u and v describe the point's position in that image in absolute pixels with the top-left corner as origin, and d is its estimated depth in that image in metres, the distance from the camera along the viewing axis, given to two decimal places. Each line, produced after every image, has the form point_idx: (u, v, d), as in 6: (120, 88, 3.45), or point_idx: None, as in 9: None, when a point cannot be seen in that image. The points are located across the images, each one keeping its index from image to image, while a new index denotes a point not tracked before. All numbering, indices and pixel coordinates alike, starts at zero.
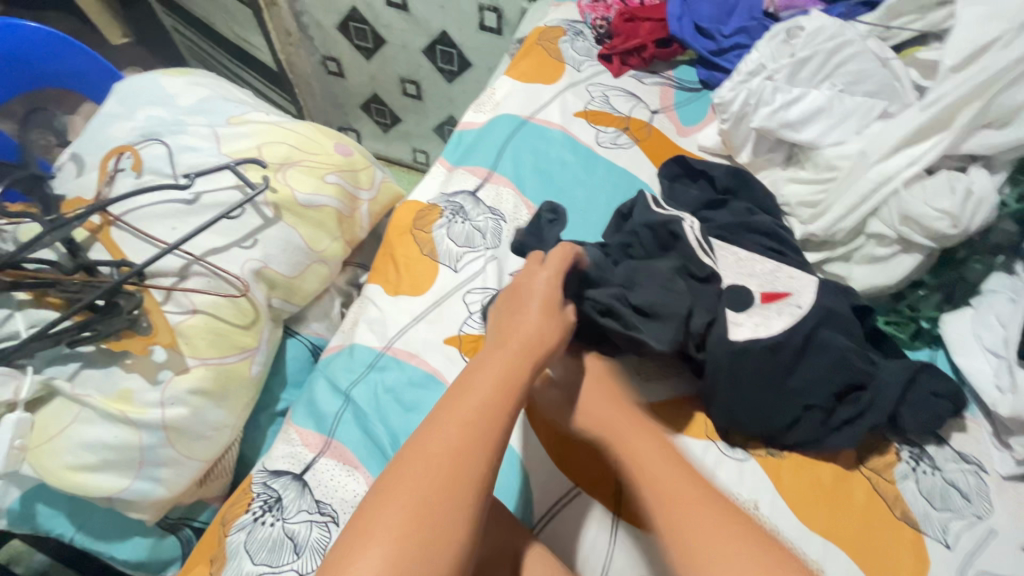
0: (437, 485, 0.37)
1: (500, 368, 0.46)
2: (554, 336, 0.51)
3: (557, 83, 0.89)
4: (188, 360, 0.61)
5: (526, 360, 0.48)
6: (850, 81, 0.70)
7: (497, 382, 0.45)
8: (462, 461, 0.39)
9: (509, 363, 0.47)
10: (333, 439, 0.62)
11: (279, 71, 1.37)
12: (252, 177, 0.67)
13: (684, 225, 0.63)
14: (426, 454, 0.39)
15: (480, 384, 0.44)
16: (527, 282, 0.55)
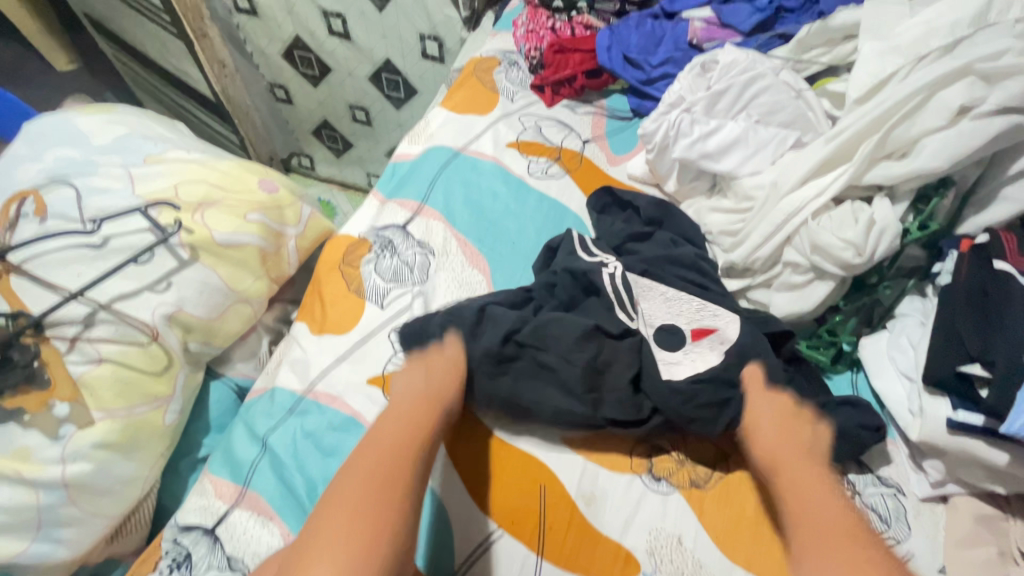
0: (366, 491, 0.49)
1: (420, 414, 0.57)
2: (454, 388, 0.60)
3: (490, 114, 0.89)
4: (93, 413, 0.58)
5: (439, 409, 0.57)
6: (765, 112, 0.72)
7: (400, 435, 0.55)
8: (381, 486, 0.50)
9: (409, 428, 0.55)
10: (248, 490, 0.59)
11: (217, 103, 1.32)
12: (164, 220, 0.65)
13: (604, 276, 0.66)
14: (359, 481, 0.50)
15: (383, 439, 0.54)
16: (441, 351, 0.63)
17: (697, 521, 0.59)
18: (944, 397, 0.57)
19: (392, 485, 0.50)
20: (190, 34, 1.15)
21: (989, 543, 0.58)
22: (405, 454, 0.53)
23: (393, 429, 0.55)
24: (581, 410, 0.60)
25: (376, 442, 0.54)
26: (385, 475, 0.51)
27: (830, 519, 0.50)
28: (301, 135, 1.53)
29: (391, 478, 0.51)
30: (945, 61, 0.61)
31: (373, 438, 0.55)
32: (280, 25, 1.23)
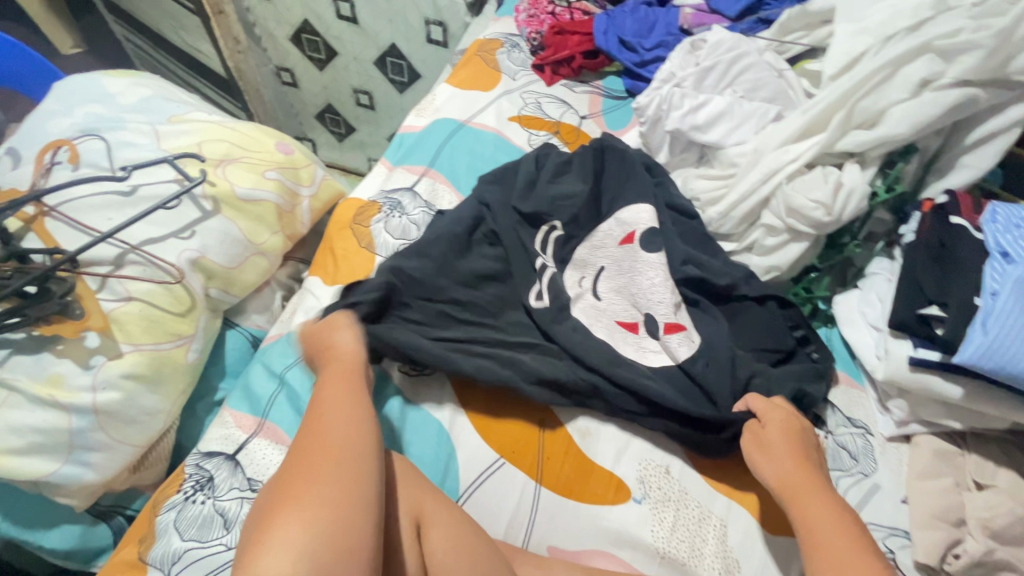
0: (316, 455, 0.45)
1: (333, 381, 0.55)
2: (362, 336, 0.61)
3: (493, 90, 0.95)
4: (122, 346, 0.62)
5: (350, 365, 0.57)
6: (749, 88, 0.78)
7: (351, 358, 0.58)
8: (326, 422, 0.49)
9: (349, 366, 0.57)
10: (266, 421, 0.63)
11: (228, 78, 1.36)
12: (190, 172, 0.70)
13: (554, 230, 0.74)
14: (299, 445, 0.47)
15: (331, 387, 0.54)
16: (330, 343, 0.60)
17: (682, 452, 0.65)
18: (907, 338, 0.63)
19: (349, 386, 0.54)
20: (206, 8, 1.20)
21: (946, 475, 0.63)
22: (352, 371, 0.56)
23: (336, 383, 0.55)
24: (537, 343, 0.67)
25: (329, 388, 0.54)
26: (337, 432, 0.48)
27: (828, 536, 0.50)
28: (305, 119, 1.58)
29: (350, 381, 0.55)
30: (909, 40, 0.67)
31: (315, 412, 0.51)
32: (289, 9, 1.27)
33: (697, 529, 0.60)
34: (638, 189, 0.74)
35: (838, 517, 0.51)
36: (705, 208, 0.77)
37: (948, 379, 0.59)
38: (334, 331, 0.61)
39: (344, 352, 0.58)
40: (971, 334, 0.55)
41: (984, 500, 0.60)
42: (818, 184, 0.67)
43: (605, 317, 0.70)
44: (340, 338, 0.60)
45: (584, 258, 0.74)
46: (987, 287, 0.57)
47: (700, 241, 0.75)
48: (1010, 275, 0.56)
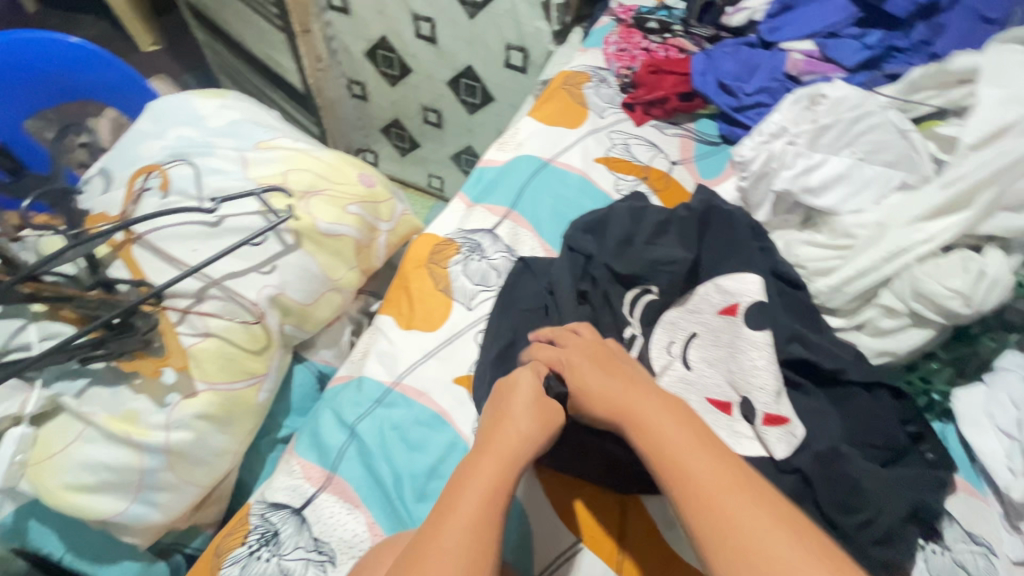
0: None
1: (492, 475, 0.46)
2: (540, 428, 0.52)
3: (579, 128, 0.90)
4: (197, 384, 0.60)
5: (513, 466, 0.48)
6: (870, 150, 0.71)
7: (519, 442, 0.49)
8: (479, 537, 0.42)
9: (514, 449, 0.49)
10: (335, 475, 0.60)
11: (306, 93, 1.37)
12: (277, 205, 0.68)
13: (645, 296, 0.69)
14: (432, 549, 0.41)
15: (491, 467, 0.47)
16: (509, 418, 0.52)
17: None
18: None
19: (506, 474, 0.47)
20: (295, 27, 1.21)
21: None
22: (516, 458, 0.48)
23: (494, 464, 0.47)
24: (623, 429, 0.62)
25: (484, 470, 0.46)
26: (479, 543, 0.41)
27: (674, 444, 0.44)
28: (370, 131, 1.57)
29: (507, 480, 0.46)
30: None
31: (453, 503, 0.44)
32: (369, 25, 1.26)
33: None
34: (742, 257, 0.68)
35: (701, 436, 0.45)
36: (811, 277, 0.71)
37: None
38: (509, 395, 0.54)
39: (516, 430, 0.50)
40: None
41: None
42: (954, 270, 0.60)
43: (695, 392, 0.64)
44: (512, 409, 0.52)
45: (674, 320, 0.69)
46: None
47: (805, 315, 0.68)
48: None
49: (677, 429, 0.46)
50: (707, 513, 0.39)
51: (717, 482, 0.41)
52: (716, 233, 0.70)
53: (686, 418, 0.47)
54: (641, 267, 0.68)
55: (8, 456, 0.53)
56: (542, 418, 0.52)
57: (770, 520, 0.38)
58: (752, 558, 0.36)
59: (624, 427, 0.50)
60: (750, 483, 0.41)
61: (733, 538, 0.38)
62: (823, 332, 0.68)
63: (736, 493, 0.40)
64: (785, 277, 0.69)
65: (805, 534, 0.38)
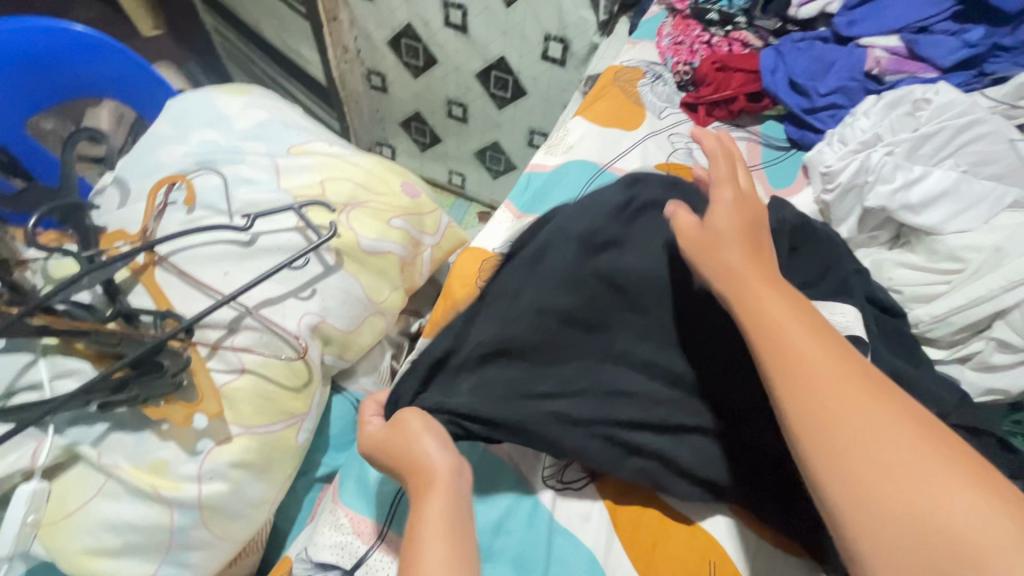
0: None
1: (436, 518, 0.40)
2: (433, 427, 0.47)
3: (636, 130, 0.82)
4: (231, 428, 0.53)
5: (445, 487, 0.43)
6: (975, 162, 0.64)
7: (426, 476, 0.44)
8: None
9: (435, 482, 0.43)
10: (389, 531, 0.54)
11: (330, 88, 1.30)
12: (316, 220, 0.60)
13: None
14: None
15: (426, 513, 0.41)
16: (405, 441, 0.47)
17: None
18: None
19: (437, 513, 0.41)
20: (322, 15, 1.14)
21: None
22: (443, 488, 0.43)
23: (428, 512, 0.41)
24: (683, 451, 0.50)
25: (427, 519, 0.40)
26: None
27: (786, 318, 0.39)
28: (389, 125, 1.48)
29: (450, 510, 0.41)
30: None
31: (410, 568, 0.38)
32: (393, 12, 1.17)
33: None
34: (837, 284, 0.60)
35: (839, 351, 0.38)
36: (909, 304, 0.64)
37: None
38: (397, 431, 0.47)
39: (429, 460, 0.45)
40: None
41: None
42: None
43: None
44: (404, 446, 0.47)
45: None
46: None
47: (904, 347, 0.61)
48: None
49: (805, 316, 0.40)
50: (838, 422, 0.34)
51: (843, 375, 0.35)
52: (806, 255, 0.62)
53: (800, 300, 0.41)
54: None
55: (18, 518, 0.46)
56: (428, 424, 0.47)
57: (917, 443, 0.32)
58: (889, 471, 0.32)
59: (733, 297, 0.43)
60: (895, 401, 0.35)
61: (860, 447, 0.33)
62: (924, 367, 0.61)
63: (882, 412, 0.34)
64: (881, 304, 0.62)
65: (968, 465, 0.31)
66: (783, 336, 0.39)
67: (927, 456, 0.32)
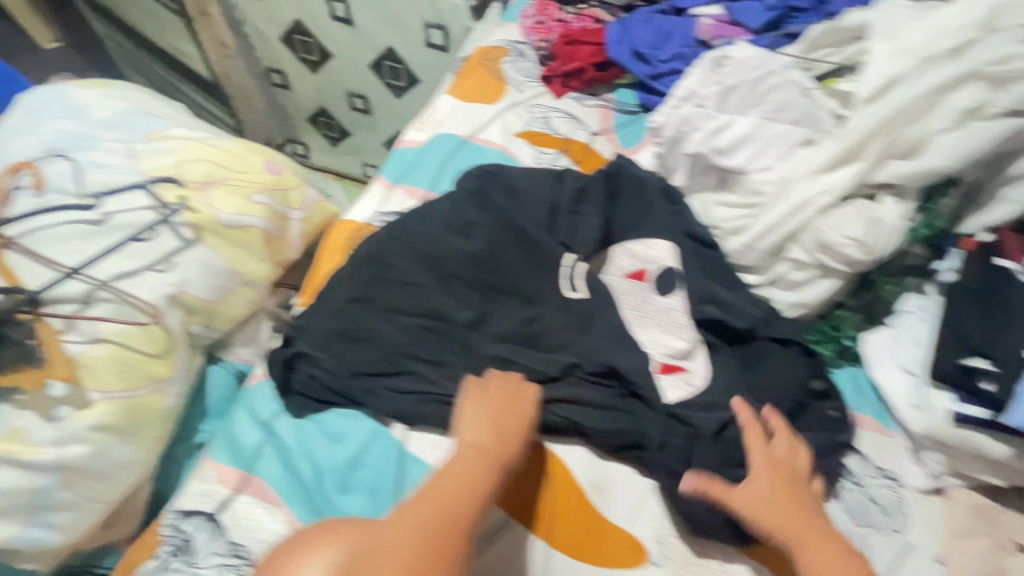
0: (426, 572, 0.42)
1: (466, 475, 0.50)
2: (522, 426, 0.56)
3: (498, 103, 0.89)
4: (90, 394, 0.56)
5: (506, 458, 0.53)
6: (776, 109, 0.73)
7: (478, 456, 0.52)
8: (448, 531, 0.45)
9: (479, 462, 0.51)
10: (252, 475, 0.58)
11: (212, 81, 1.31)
12: (167, 197, 0.64)
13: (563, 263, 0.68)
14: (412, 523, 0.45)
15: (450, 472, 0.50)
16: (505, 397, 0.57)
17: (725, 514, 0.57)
18: (948, 390, 0.58)
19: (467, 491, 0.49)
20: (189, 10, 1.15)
21: (985, 534, 0.59)
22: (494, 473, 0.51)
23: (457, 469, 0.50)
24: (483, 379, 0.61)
25: (474, 478, 0.50)
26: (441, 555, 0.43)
27: (798, 526, 0.52)
28: (297, 122, 1.51)
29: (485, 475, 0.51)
30: (954, 65, 0.61)
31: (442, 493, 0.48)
32: (281, 8, 1.20)
33: None
34: (653, 222, 0.70)
35: (786, 495, 0.53)
36: (726, 238, 0.72)
37: (994, 436, 0.55)
38: (529, 409, 0.57)
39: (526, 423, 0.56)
40: None
41: None
42: (852, 219, 0.62)
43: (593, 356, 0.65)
44: (474, 416, 0.55)
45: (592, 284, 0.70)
46: None
47: (721, 274, 0.69)
48: None
49: (800, 514, 0.52)
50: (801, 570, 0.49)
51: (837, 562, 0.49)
52: (635, 203, 0.72)
53: (795, 489, 0.54)
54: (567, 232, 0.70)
55: None
56: (518, 414, 0.56)
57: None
58: None
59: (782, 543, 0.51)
60: (841, 549, 0.51)
61: None
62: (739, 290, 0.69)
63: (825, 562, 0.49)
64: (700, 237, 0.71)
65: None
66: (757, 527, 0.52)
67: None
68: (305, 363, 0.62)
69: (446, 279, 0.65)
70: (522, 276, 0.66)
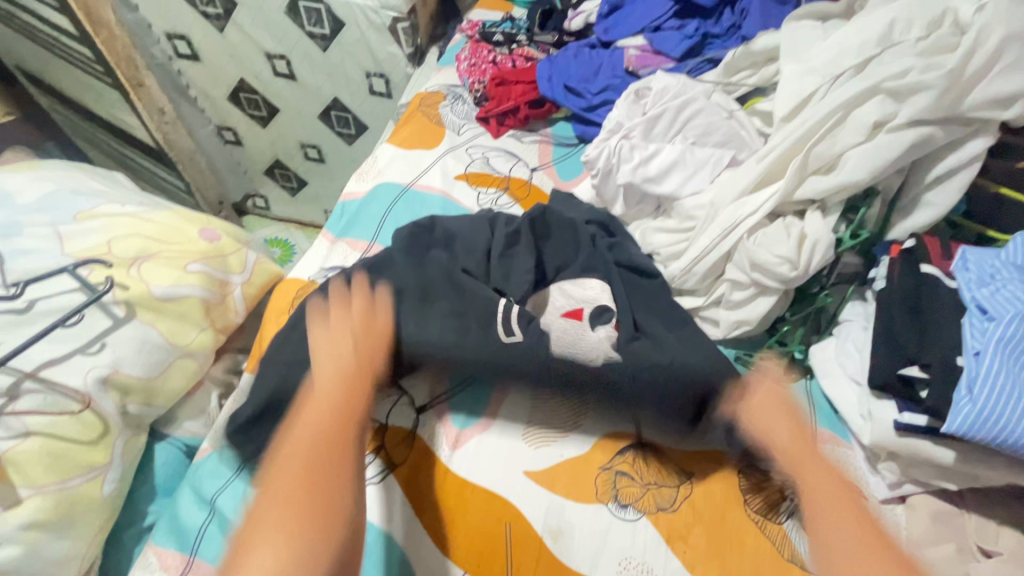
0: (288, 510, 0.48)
1: (316, 415, 0.54)
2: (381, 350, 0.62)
3: (436, 147, 0.90)
4: (20, 492, 0.54)
5: (356, 368, 0.59)
6: (700, 133, 0.75)
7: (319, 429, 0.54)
8: (311, 471, 0.50)
9: (342, 392, 0.57)
10: (196, 558, 0.56)
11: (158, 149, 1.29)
12: (96, 278, 0.63)
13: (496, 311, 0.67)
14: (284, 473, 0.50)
15: (291, 464, 0.51)
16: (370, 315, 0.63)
17: (654, 528, 0.59)
18: (890, 399, 0.58)
19: (317, 474, 0.50)
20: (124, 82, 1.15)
21: (948, 539, 0.59)
22: (341, 434, 0.53)
23: (293, 461, 0.51)
24: None
25: (316, 410, 0.55)
26: (315, 482, 0.50)
27: (827, 493, 0.52)
28: (254, 176, 1.51)
29: (351, 389, 0.57)
30: (856, 82, 0.63)
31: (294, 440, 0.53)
32: (224, 70, 1.22)
33: None
34: (585, 259, 0.72)
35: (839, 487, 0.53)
36: (667, 264, 0.73)
37: (938, 442, 0.55)
38: (381, 329, 0.63)
39: (377, 327, 0.63)
40: (958, 400, 0.50)
41: (992, 569, 0.56)
42: (779, 237, 0.63)
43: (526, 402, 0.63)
44: (325, 339, 0.62)
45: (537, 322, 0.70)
46: (970, 347, 0.52)
47: (661, 299, 0.70)
48: (994, 337, 0.50)
49: (836, 479, 0.54)
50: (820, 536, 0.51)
51: (851, 527, 0.50)
52: (567, 242, 0.74)
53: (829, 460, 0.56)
54: (498, 279, 0.69)
55: None
56: (365, 325, 0.62)
57: (868, 550, 0.47)
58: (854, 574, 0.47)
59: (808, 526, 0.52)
60: (860, 519, 0.50)
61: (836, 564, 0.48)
62: (685, 324, 0.67)
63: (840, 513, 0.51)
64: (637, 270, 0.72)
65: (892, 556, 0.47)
66: (817, 511, 0.52)
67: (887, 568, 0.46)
68: (244, 440, 0.62)
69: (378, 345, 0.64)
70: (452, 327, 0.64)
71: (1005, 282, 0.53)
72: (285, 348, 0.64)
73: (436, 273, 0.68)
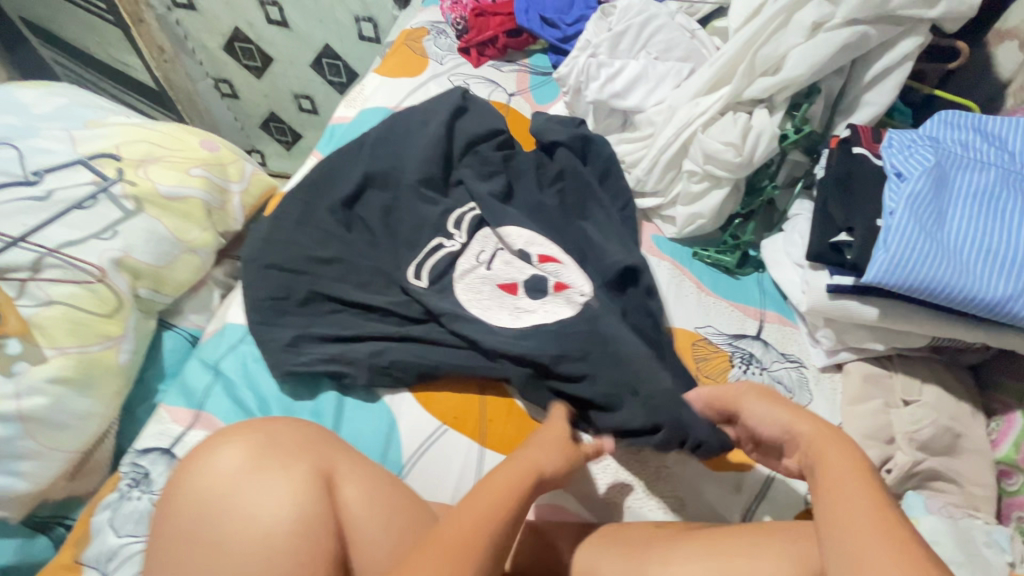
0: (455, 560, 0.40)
1: (488, 496, 0.45)
2: (563, 457, 0.53)
3: (420, 76, 0.96)
4: (46, 351, 0.60)
5: (528, 485, 0.48)
6: (662, 49, 0.81)
7: (306, 430, 0.45)
8: None
9: (521, 472, 0.49)
10: (203, 412, 0.63)
11: (158, 88, 1.38)
12: (108, 171, 0.70)
13: (466, 214, 0.76)
14: (434, 550, 0.40)
15: (450, 527, 0.42)
16: (546, 463, 0.52)
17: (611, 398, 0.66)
18: (825, 268, 0.65)
19: (464, 558, 0.40)
20: (125, 17, 1.23)
21: (876, 397, 0.65)
22: (518, 483, 0.48)
23: (454, 524, 0.42)
24: (388, 326, 0.68)
25: (472, 495, 0.46)
26: (471, 538, 0.42)
27: (846, 483, 0.43)
28: (251, 130, 1.57)
29: (514, 487, 0.47)
30: None
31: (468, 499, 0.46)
32: (218, 18, 1.27)
33: (642, 471, 0.61)
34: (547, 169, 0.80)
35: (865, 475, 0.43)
36: (631, 168, 0.80)
37: (863, 300, 0.61)
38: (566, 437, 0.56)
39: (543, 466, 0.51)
40: (875, 254, 0.55)
41: (911, 414, 0.63)
42: (728, 127, 0.70)
43: (489, 284, 0.70)
44: (536, 443, 0.53)
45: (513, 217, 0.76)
46: (887, 208, 0.58)
47: (620, 194, 0.77)
48: (904, 194, 0.57)
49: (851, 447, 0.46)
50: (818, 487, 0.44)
51: (863, 494, 0.41)
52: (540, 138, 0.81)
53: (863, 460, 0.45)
54: (466, 199, 0.78)
55: None
56: (562, 448, 0.54)
57: (865, 495, 0.41)
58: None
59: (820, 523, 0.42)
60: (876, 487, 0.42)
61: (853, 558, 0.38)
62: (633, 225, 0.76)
63: (860, 494, 0.41)
64: (602, 176, 0.79)
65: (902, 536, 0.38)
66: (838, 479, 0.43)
67: (869, 496, 0.41)
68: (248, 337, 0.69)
69: (354, 243, 0.74)
70: (422, 222, 0.74)
71: (920, 147, 0.59)
72: (273, 250, 0.72)
73: (417, 154, 0.79)
